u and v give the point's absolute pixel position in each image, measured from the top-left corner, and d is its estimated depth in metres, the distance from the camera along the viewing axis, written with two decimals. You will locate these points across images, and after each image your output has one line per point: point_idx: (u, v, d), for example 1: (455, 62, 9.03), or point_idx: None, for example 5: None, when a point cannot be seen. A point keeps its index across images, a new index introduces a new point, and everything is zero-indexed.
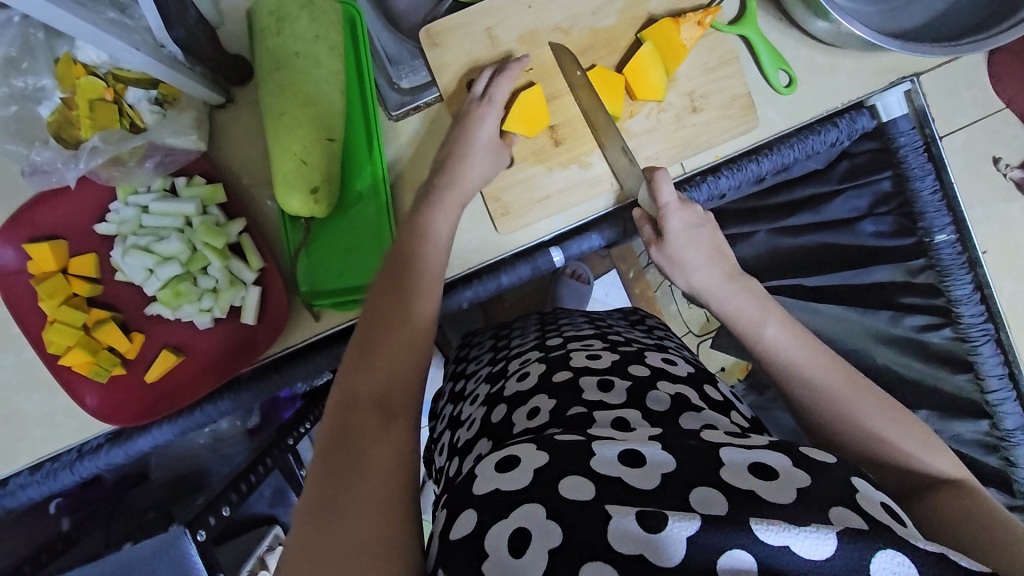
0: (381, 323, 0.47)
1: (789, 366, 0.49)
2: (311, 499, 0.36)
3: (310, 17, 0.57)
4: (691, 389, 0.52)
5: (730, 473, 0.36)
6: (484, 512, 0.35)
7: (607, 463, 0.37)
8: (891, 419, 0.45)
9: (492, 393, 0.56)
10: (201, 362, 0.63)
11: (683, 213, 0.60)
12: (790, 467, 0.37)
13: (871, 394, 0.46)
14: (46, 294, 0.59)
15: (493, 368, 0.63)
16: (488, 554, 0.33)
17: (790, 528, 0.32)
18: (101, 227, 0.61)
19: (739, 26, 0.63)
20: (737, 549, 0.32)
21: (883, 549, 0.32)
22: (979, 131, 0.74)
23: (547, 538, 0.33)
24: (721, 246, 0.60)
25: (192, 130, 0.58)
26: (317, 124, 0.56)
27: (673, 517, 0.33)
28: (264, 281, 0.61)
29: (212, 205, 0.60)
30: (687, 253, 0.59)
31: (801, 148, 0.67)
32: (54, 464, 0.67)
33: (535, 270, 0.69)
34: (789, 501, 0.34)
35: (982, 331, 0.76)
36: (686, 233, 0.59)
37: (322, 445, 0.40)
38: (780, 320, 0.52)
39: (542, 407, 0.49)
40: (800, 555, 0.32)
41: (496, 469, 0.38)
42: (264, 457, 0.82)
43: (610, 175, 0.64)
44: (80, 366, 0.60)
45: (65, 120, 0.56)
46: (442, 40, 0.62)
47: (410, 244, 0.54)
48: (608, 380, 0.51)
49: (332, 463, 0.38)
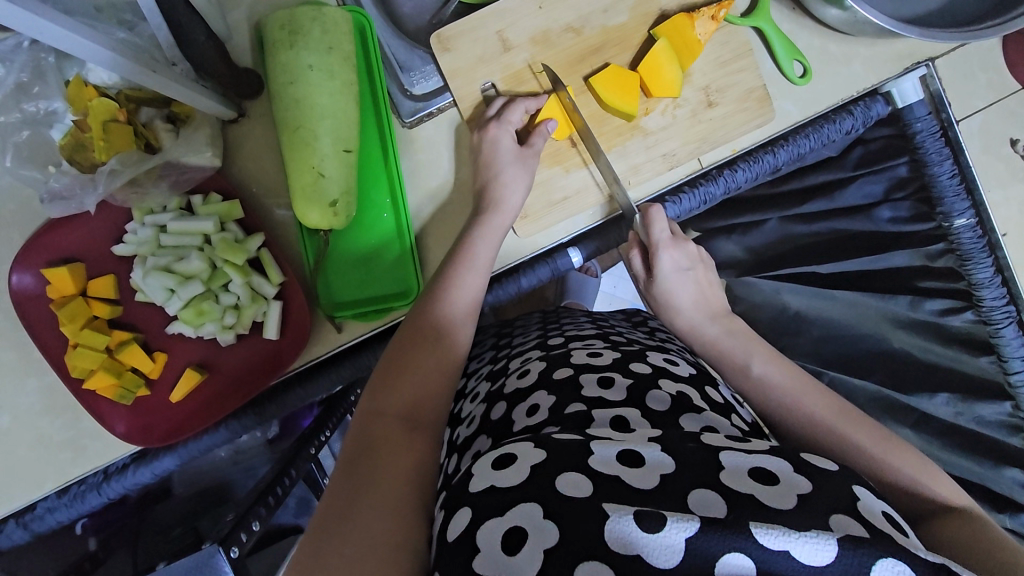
0: (407, 355, 0.51)
1: (782, 401, 0.51)
2: (326, 504, 0.39)
3: (323, 28, 0.56)
4: (692, 389, 0.52)
5: (729, 476, 0.36)
6: (478, 508, 0.35)
7: (604, 463, 0.37)
8: (887, 444, 0.47)
9: (492, 390, 0.56)
10: (225, 380, 0.63)
11: (673, 252, 0.61)
12: (790, 473, 0.37)
13: (861, 421, 0.48)
14: (68, 319, 0.58)
15: (494, 367, 0.63)
16: (480, 550, 0.34)
17: (790, 533, 0.32)
18: (119, 248, 0.60)
19: (753, 17, 0.62)
20: (734, 554, 0.32)
21: (885, 557, 0.32)
22: (996, 114, 0.74)
23: (541, 539, 0.33)
24: (707, 290, 0.62)
25: (207, 147, 0.57)
26: (334, 136, 0.56)
27: (671, 518, 0.33)
28: (285, 294, 0.61)
29: (230, 222, 0.59)
30: (676, 295, 0.61)
31: (817, 138, 0.66)
32: (81, 488, 0.68)
33: (554, 271, 0.68)
34: (790, 506, 0.34)
35: (1004, 314, 0.76)
36: (677, 275, 0.61)
37: (343, 461, 0.43)
38: (767, 357, 0.55)
39: (542, 403, 0.49)
40: (799, 560, 0.32)
41: (493, 466, 0.38)
42: (289, 468, 0.82)
43: (599, 185, 0.64)
44: (105, 389, 0.60)
45: (77, 143, 0.55)
46: (453, 45, 0.62)
47: (434, 283, 0.57)
48: (608, 377, 0.51)
49: (350, 475, 0.41)
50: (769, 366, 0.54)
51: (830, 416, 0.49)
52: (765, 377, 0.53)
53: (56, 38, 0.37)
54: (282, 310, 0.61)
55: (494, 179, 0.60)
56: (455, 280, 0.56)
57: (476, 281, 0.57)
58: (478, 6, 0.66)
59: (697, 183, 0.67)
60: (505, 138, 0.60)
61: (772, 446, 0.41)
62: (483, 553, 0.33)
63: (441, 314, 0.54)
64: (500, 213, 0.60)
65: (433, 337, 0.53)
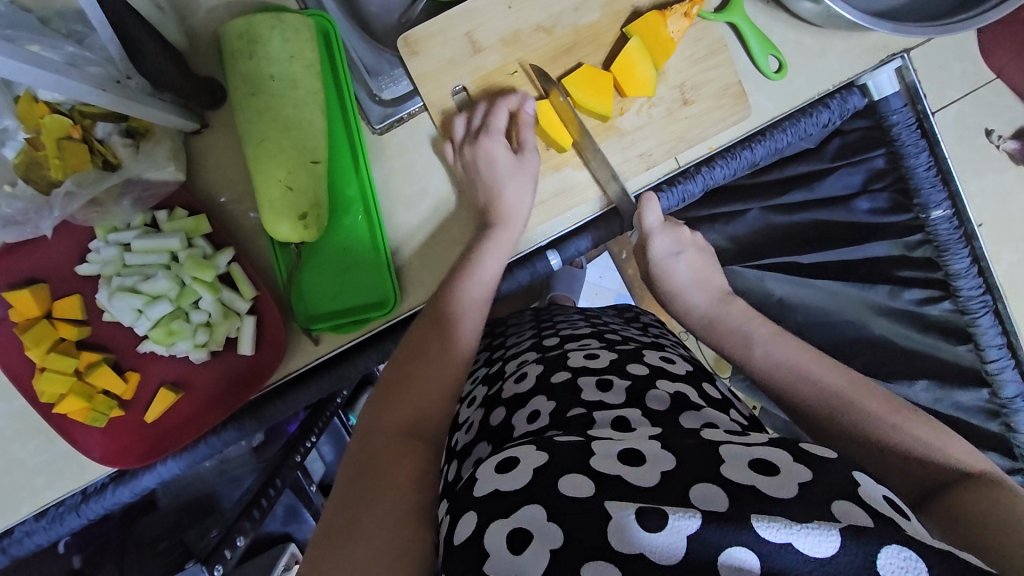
0: (412, 361, 0.51)
1: (789, 375, 0.51)
2: (330, 515, 0.40)
3: (283, 36, 0.54)
4: (690, 388, 0.52)
5: (730, 469, 0.36)
6: (483, 512, 0.35)
7: (611, 465, 0.36)
8: (897, 413, 0.46)
9: (490, 395, 0.55)
10: (202, 397, 0.62)
11: (668, 238, 0.63)
12: (790, 462, 0.36)
13: (876, 393, 0.47)
14: (32, 343, 0.57)
15: (490, 370, 0.62)
16: (490, 554, 0.33)
17: (792, 526, 0.32)
18: (82, 268, 0.58)
19: (727, 13, 0.61)
20: (738, 547, 0.31)
21: (888, 545, 0.31)
22: (970, 105, 0.75)
23: (547, 540, 0.33)
24: (703, 272, 0.64)
25: (170, 162, 0.56)
26: (301, 149, 0.54)
27: (674, 514, 0.32)
28: (259, 309, 0.60)
29: (198, 237, 0.58)
30: (672, 278, 0.63)
31: (794, 132, 0.66)
32: (59, 509, 0.66)
33: (533, 274, 0.68)
34: (790, 496, 0.34)
35: (980, 303, 0.77)
36: (671, 257, 0.63)
37: (345, 471, 0.43)
38: (769, 334, 0.55)
39: (542, 409, 0.48)
40: (802, 553, 0.31)
41: (497, 471, 0.37)
42: (274, 478, 0.81)
43: (593, 182, 0.63)
44: (76, 413, 0.58)
45: (32, 161, 0.52)
46: (421, 48, 0.60)
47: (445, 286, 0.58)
48: (606, 379, 0.50)
49: (352, 484, 0.41)
50: (772, 346, 0.54)
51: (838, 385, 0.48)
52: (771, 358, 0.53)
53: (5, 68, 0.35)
54: (257, 324, 0.60)
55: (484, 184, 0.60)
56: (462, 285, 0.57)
57: (476, 293, 0.57)
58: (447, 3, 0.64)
59: (675, 182, 0.66)
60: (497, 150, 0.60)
61: (771, 440, 0.40)
62: (493, 557, 0.33)
63: (447, 318, 0.54)
64: (508, 228, 0.60)
65: (435, 342, 0.53)
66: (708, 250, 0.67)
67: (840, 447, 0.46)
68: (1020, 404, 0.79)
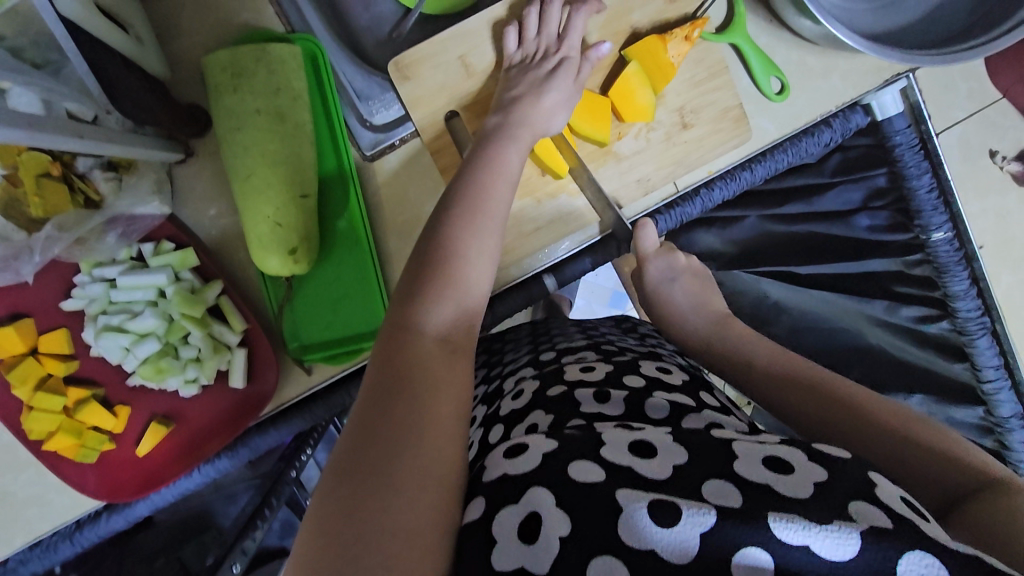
0: (433, 284, 0.45)
1: (800, 388, 0.49)
2: (351, 459, 0.35)
3: (269, 69, 0.52)
4: (687, 397, 0.48)
5: (742, 464, 0.35)
6: (493, 498, 0.34)
7: (618, 454, 0.36)
8: (909, 421, 0.43)
9: (489, 413, 0.52)
10: (194, 427, 0.61)
11: (661, 261, 0.64)
12: (805, 462, 0.35)
13: (897, 410, 0.44)
14: (18, 381, 0.55)
15: (490, 388, 0.58)
16: (497, 541, 0.32)
17: (809, 528, 0.30)
18: (68, 303, 0.57)
19: (728, 33, 0.59)
20: (753, 547, 0.30)
21: (911, 550, 0.30)
22: (975, 125, 0.74)
23: (555, 525, 0.32)
24: (700, 291, 0.64)
25: (153, 196, 0.55)
26: (290, 182, 0.52)
27: (687, 511, 0.31)
28: (250, 340, 0.59)
29: (184, 270, 0.56)
30: (671, 303, 0.63)
31: (794, 153, 0.64)
32: (53, 537, 0.65)
33: (529, 299, 0.64)
34: (807, 496, 0.32)
35: (979, 325, 0.78)
36: (662, 282, 0.64)
37: (364, 404, 0.38)
38: (768, 350, 0.54)
39: (539, 422, 0.45)
40: (819, 556, 0.30)
41: (506, 457, 0.37)
42: (269, 498, 0.79)
43: (592, 209, 0.61)
44: (67, 449, 0.58)
45: (10, 198, 0.48)
46: (413, 72, 0.57)
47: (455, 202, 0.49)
48: (604, 390, 0.48)
49: (377, 425, 0.36)
50: (776, 358, 0.53)
51: (864, 398, 0.45)
52: (772, 368, 0.52)
53: None
54: (248, 356, 0.59)
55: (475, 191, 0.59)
56: (478, 208, 0.49)
57: (492, 226, 0.49)
58: (438, 7, 0.64)
59: (674, 204, 0.64)
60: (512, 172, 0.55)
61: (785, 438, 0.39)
62: (500, 545, 0.32)
63: (467, 241, 0.47)
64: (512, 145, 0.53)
65: (455, 267, 0.46)
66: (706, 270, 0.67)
67: (852, 448, 0.43)
68: (1015, 424, 0.79)
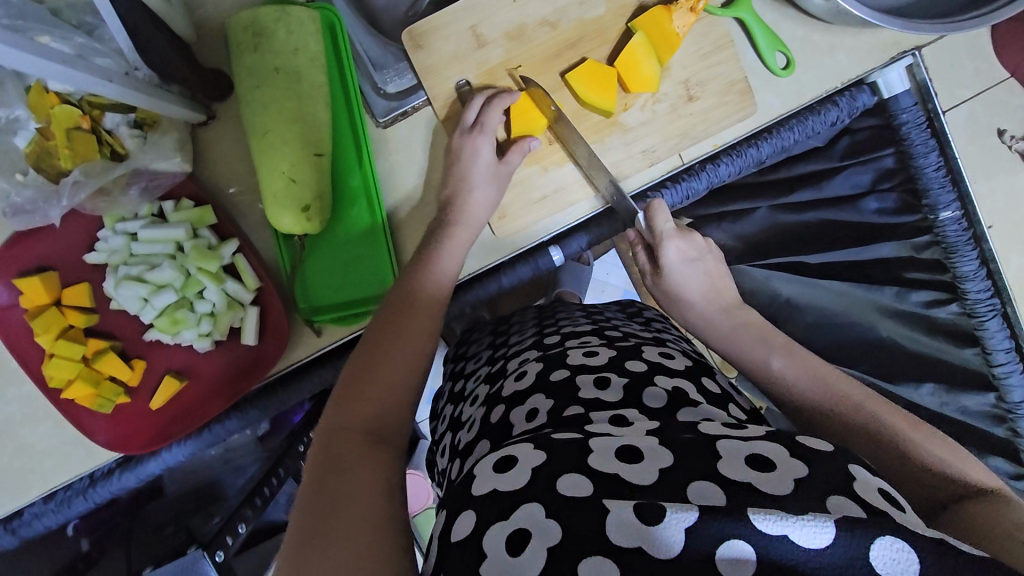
0: (374, 353, 0.46)
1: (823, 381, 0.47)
2: (299, 513, 0.36)
3: (288, 28, 0.55)
4: (688, 383, 0.49)
5: (727, 465, 0.33)
6: (484, 511, 0.34)
7: (605, 461, 0.35)
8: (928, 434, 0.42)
9: (491, 392, 0.53)
10: (206, 386, 0.63)
11: (680, 243, 0.58)
12: (787, 457, 0.34)
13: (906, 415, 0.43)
14: (42, 329, 0.57)
15: (492, 368, 0.58)
16: (488, 555, 0.32)
17: (787, 517, 0.29)
18: (90, 257, 0.59)
19: (734, 8, 0.60)
20: (736, 540, 0.29)
21: (881, 536, 0.29)
22: (981, 104, 0.74)
23: (545, 537, 0.31)
24: (719, 279, 0.59)
25: (176, 153, 0.57)
26: (304, 139, 0.54)
27: (671, 508, 0.30)
28: (262, 299, 0.61)
29: (203, 227, 0.59)
30: (687, 290, 0.58)
31: (801, 130, 0.66)
32: (67, 493, 0.68)
33: (535, 270, 0.67)
34: (787, 491, 0.32)
35: (988, 306, 0.77)
36: (685, 268, 0.58)
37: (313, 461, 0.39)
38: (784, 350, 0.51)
39: (540, 407, 0.46)
40: (799, 545, 0.29)
41: (495, 469, 0.36)
42: (278, 467, 0.84)
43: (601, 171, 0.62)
44: (83, 399, 0.59)
45: (42, 150, 0.53)
46: (425, 41, 0.59)
47: (411, 265, 0.55)
48: (605, 376, 0.48)
49: (326, 482, 0.37)
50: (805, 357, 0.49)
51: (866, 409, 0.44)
52: (800, 400, 0.47)
53: (12, 59, 0.35)
54: (260, 317, 0.61)
55: (456, 178, 0.59)
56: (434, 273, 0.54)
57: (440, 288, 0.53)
58: None
59: (679, 178, 0.66)
60: (485, 148, 0.58)
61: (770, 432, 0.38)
62: (490, 559, 0.31)
63: (418, 309, 0.51)
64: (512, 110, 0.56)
65: (391, 323, 0.49)
66: (719, 252, 0.62)
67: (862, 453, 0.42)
68: None
